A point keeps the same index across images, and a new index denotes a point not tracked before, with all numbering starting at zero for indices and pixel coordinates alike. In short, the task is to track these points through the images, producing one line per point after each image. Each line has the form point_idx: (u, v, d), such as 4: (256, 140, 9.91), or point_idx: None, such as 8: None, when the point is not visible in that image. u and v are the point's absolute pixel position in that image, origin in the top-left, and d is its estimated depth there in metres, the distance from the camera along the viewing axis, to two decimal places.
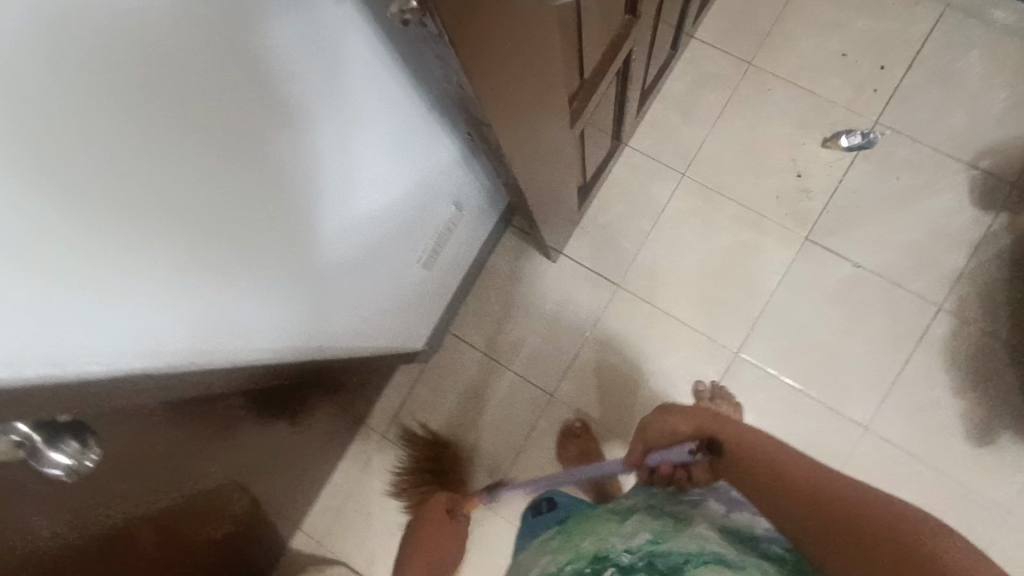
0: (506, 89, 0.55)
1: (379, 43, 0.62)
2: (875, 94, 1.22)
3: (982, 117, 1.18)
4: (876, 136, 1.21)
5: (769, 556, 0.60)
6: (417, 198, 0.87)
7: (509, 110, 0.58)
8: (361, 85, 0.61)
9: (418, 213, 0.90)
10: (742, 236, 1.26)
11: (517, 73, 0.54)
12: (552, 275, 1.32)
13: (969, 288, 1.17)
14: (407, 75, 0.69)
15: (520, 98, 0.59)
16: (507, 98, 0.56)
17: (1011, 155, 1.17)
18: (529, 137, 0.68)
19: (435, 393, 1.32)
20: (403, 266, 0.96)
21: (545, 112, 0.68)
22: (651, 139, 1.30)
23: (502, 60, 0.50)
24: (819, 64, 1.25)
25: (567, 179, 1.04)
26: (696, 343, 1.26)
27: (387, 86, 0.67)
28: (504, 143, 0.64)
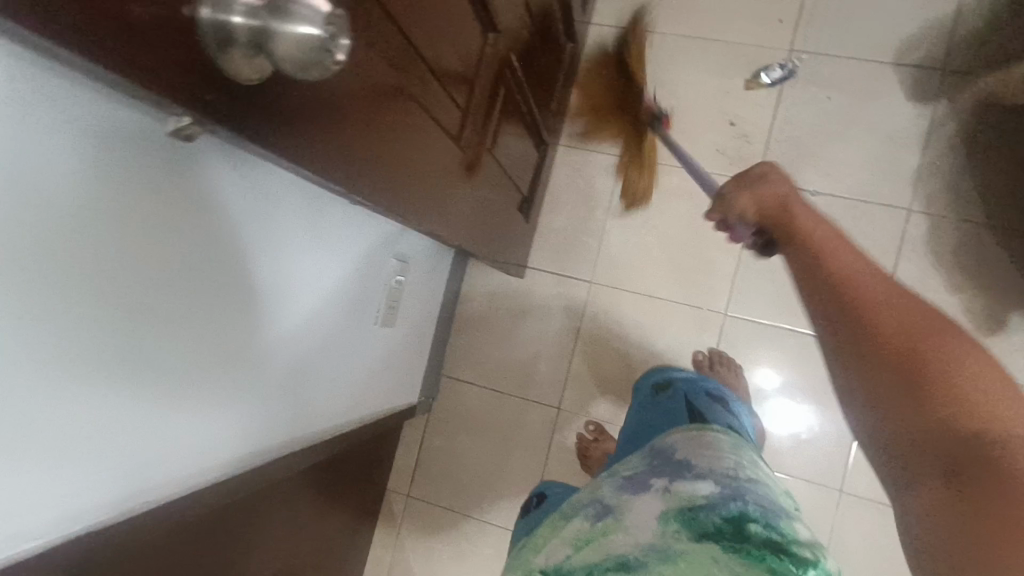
0: (374, 161, 0.54)
1: (245, 176, 0.64)
2: (782, 25, 1.21)
3: (894, 13, 1.16)
4: (795, 64, 1.19)
5: (706, 529, 0.60)
6: (347, 281, 0.90)
7: (389, 176, 0.58)
8: (268, 205, 0.69)
9: (354, 292, 0.93)
10: (696, 199, 1.24)
11: (378, 142, 0.53)
12: (524, 291, 1.31)
13: (935, 184, 1.12)
14: (287, 188, 0.72)
15: (397, 161, 0.58)
16: (381, 168, 0.55)
17: (935, 41, 1.14)
18: (427, 188, 0.68)
19: (445, 439, 1.32)
20: (367, 335, 0.99)
21: (432, 158, 0.66)
22: (581, 133, 1.30)
23: (354, 140, 0.49)
24: (720, 12, 1.24)
25: (501, 201, 1.04)
26: (683, 316, 1.24)
27: (268, 208, 0.69)
28: (399, 207, 0.64)
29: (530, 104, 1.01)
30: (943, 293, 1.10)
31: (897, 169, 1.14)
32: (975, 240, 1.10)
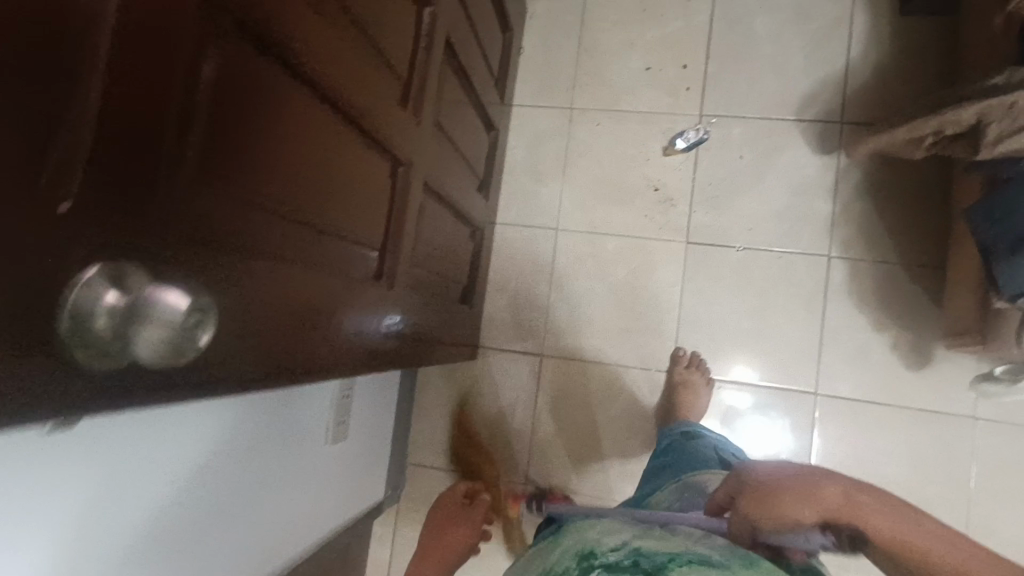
0: (279, 349, 0.54)
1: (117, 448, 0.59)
2: (689, 92, 1.28)
3: (790, 72, 1.24)
4: (705, 128, 1.26)
5: None
6: (282, 459, 0.86)
7: (300, 353, 0.58)
8: (216, 410, 0.71)
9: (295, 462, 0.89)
10: (632, 263, 1.28)
11: (280, 334, 0.54)
12: (479, 370, 1.32)
13: (850, 228, 1.19)
14: (176, 428, 0.66)
15: (306, 334, 0.59)
16: (289, 351, 0.56)
17: (830, 95, 1.21)
18: (351, 338, 0.68)
19: (418, 529, 1.30)
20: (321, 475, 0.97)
21: (351, 307, 0.67)
22: (515, 210, 1.34)
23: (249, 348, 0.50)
24: (631, 84, 1.30)
25: (442, 296, 1.05)
26: (635, 378, 1.27)
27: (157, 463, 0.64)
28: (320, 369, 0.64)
29: (454, 203, 1.03)
30: (870, 329, 1.18)
31: (814, 218, 1.21)
32: (893, 280, 1.17)
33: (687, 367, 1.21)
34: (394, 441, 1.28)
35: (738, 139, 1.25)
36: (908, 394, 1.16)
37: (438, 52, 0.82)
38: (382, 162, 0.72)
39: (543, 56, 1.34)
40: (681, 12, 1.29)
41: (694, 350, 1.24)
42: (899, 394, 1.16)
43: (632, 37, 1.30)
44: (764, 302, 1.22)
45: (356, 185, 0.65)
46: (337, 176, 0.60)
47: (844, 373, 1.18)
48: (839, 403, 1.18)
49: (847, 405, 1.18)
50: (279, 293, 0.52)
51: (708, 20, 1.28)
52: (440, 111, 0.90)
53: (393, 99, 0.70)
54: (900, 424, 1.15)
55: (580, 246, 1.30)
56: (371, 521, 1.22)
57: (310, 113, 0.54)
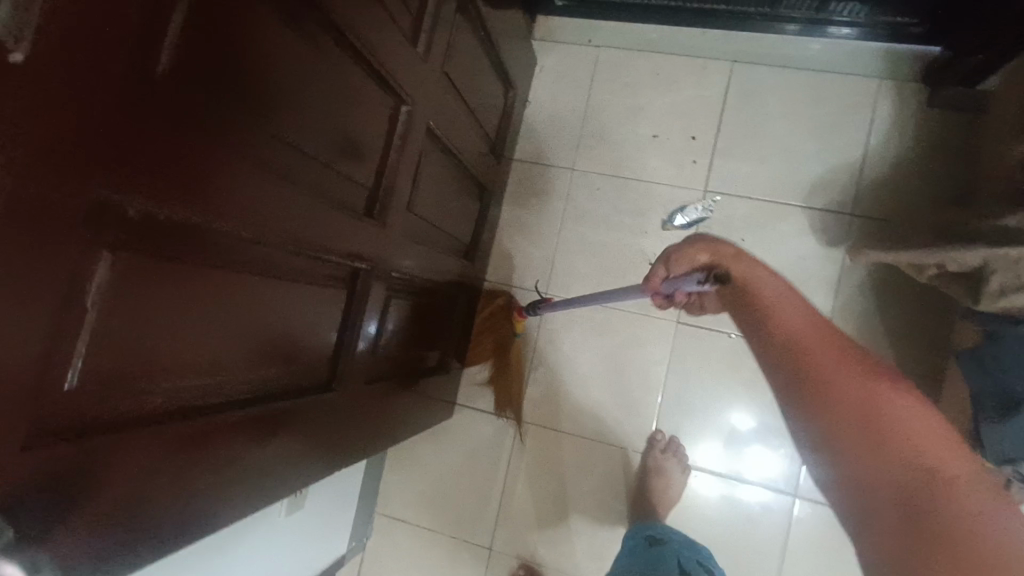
0: (204, 512, 0.50)
1: None
2: (695, 165, 1.23)
3: (802, 156, 1.18)
4: (709, 207, 1.21)
5: None
6: None
7: (235, 501, 0.54)
8: None
9: None
10: (619, 336, 1.25)
11: (205, 494, 0.50)
12: (455, 427, 1.31)
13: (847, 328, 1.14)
14: None
15: (241, 483, 0.55)
16: (217, 507, 0.52)
17: (842, 186, 1.15)
18: (299, 458, 0.65)
19: None
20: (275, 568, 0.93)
21: (296, 434, 0.64)
22: (505, 269, 1.30)
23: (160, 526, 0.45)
24: (636, 151, 1.26)
25: (412, 371, 1.02)
26: (610, 456, 1.24)
27: None
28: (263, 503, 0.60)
29: (434, 280, 1.00)
30: None
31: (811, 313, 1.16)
32: None
33: (663, 453, 1.18)
34: (363, 494, 1.27)
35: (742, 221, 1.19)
36: None
37: (415, 146, 0.80)
38: (338, 273, 0.69)
39: (549, 113, 1.30)
40: (695, 81, 1.24)
41: (673, 435, 1.21)
42: None
43: (642, 103, 1.26)
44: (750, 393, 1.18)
45: (298, 310, 0.63)
46: (275, 310, 0.58)
47: None
48: (816, 506, 1.15)
49: (824, 509, 1.15)
50: (212, 457, 0.50)
51: (722, 92, 1.23)
52: (418, 197, 0.88)
53: (354, 213, 0.67)
54: None
55: (567, 313, 1.27)
56: (330, 573, 1.22)
57: (243, 264, 0.52)
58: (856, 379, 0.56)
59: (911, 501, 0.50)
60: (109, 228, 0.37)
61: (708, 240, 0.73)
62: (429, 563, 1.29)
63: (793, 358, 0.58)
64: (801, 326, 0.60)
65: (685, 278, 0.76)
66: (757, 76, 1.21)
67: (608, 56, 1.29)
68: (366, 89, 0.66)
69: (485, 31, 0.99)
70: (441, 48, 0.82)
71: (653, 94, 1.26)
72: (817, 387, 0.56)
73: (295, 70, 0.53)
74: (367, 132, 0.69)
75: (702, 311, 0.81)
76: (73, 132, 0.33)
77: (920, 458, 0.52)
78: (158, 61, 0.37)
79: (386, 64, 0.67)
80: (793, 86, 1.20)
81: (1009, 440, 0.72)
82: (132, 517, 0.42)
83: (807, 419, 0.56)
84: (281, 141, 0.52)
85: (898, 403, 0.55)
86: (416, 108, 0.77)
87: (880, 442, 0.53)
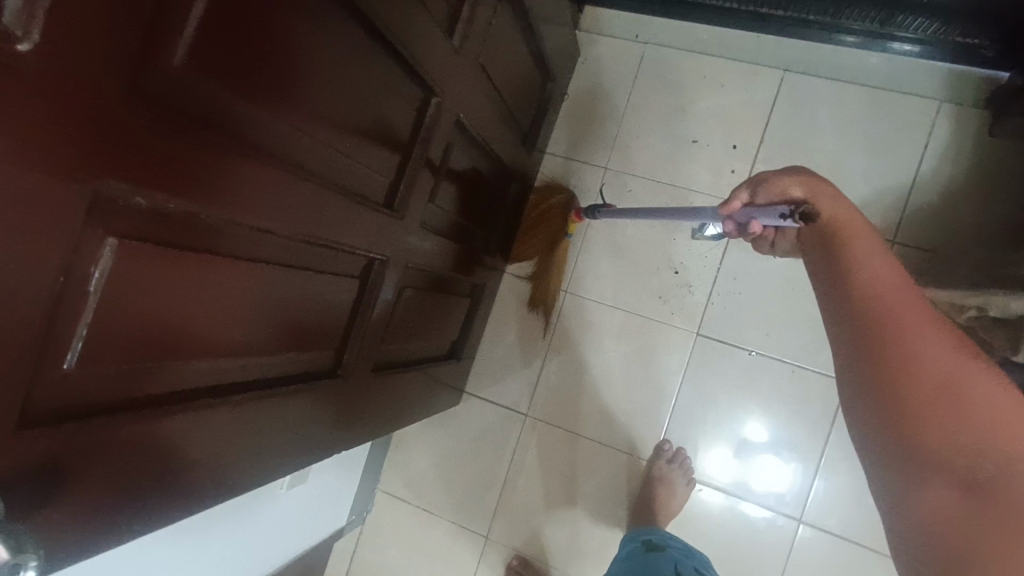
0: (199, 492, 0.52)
1: None
2: (733, 175, 1.19)
3: (847, 175, 1.12)
4: None
5: None
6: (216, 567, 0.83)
7: (232, 480, 0.56)
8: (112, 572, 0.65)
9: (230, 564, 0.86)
10: (635, 342, 1.23)
11: (202, 475, 0.51)
12: (463, 414, 1.32)
13: None
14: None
15: (240, 464, 0.56)
16: (213, 486, 0.53)
17: (886, 210, 1.10)
18: (300, 441, 0.67)
19: (377, 554, 1.34)
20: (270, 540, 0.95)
21: (299, 418, 0.65)
22: (527, 262, 1.29)
23: (154, 504, 0.47)
24: (673, 154, 1.22)
25: (422, 357, 1.03)
26: (614, 461, 1.23)
27: None
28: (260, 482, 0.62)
29: (451, 272, 0.99)
30: None
31: None
32: None
33: (668, 463, 1.16)
34: (366, 471, 1.29)
35: None
36: None
37: (440, 138, 0.79)
38: (354, 261, 0.69)
39: (587, 108, 1.27)
40: (741, 87, 1.19)
41: (680, 446, 1.19)
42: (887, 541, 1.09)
43: (685, 105, 1.22)
44: (764, 414, 1.15)
45: (305, 298, 0.63)
46: (280, 300, 0.58)
47: (833, 507, 1.11)
48: (820, 536, 1.11)
49: (829, 540, 1.11)
50: (212, 439, 0.51)
51: (769, 101, 1.18)
52: (440, 190, 0.87)
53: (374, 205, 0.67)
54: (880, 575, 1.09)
55: (585, 313, 1.26)
56: (329, 542, 1.25)
57: (252, 253, 0.52)
58: (938, 361, 0.49)
59: (968, 481, 0.45)
60: (115, 217, 0.38)
61: (808, 177, 0.65)
62: (425, 543, 1.32)
63: (867, 324, 0.51)
64: (881, 277, 0.53)
65: (769, 211, 0.67)
66: (808, 88, 1.16)
67: (654, 53, 1.25)
68: (392, 80, 0.65)
69: (526, 22, 0.96)
70: (476, 39, 0.80)
71: (697, 97, 1.22)
72: (902, 366, 0.49)
73: (317, 62, 0.52)
74: (390, 123, 0.68)
75: (772, 251, 0.75)
76: (85, 122, 0.33)
77: (970, 434, 0.47)
78: (175, 52, 0.37)
79: (416, 55, 0.66)
80: (847, 100, 1.14)
81: None
82: (128, 493, 0.44)
83: (869, 391, 0.50)
84: (300, 133, 0.52)
85: (978, 371, 0.49)
86: (445, 101, 0.76)
87: (953, 421, 0.47)
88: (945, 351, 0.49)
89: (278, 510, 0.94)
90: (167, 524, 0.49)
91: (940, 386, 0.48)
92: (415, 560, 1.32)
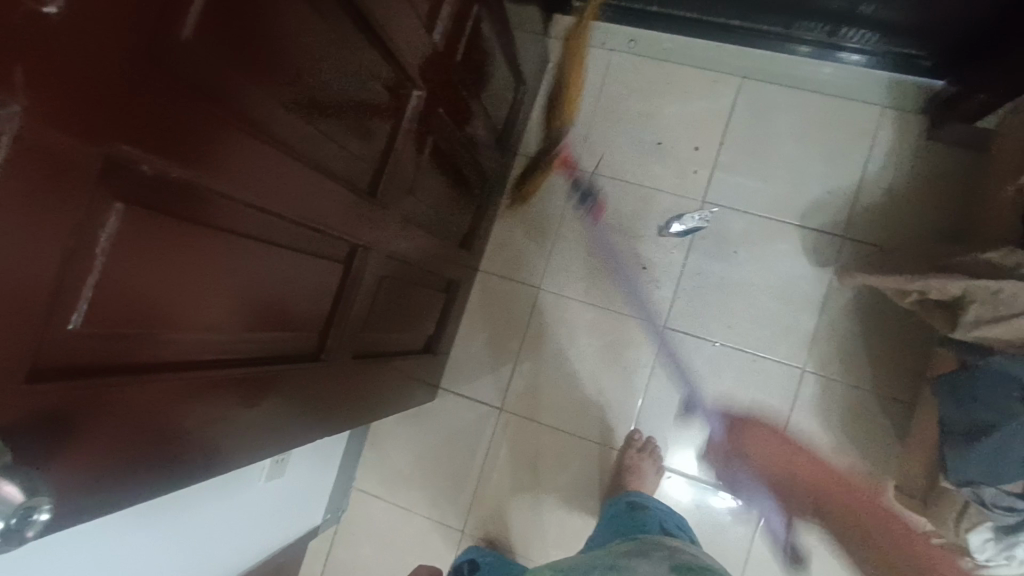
0: (197, 458, 0.53)
1: None
2: (696, 175, 1.25)
3: (800, 176, 1.20)
4: (705, 218, 1.23)
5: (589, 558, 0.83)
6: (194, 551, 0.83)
7: (228, 449, 0.58)
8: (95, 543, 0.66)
9: (208, 550, 0.85)
10: (606, 336, 1.27)
11: (199, 442, 0.53)
12: (438, 410, 1.33)
13: (828, 347, 1.17)
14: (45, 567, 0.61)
15: (234, 434, 0.58)
16: (210, 455, 0.55)
17: (836, 208, 1.18)
18: (291, 413, 0.69)
19: (352, 552, 1.33)
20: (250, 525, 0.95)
21: (289, 392, 0.67)
22: (501, 260, 1.33)
23: (155, 467, 0.48)
24: (640, 156, 1.28)
25: (401, 346, 1.05)
26: (587, 452, 1.26)
27: None
28: (253, 454, 0.63)
29: (429, 264, 1.02)
30: (828, 453, 1.16)
31: (795, 329, 1.18)
32: (860, 410, 1.15)
33: (639, 452, 1.20)
34: (342, 467, 1.29)
35: (736, 234, 1.22)
36: (853, 524, 1.15)
37: (421, 131, 0.82)
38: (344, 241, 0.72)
39: None
40: (703, 93, 1.26)
41: (650, 436, 1.23)
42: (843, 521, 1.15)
43: (650, 109, 1.28)
44: (728, 402, 1.20)
45: (291, 278, 0.65)
46: (268, 278, 0.60)
47: (793, 489, 1.17)
48: (782, 518, 1.17)
49: (790, 522, 1.17)
50: (206, 406, 0.52)
51: (728, 105, 1.25)
52: (419, 182, 0.89)
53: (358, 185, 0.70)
54: (838, 553, 1.14)
55: (557, 309, 1.29)
56: (303, 540, 1.24)
57: (243, 229, 0.53)
58: None
59: None
60: (123, 181, 0.39)
61: None
62: (398, 541, 1.32)
63: None
64: None
65: None
66: (765, 94, 1.24)
67: (622, 60, 1.31)
68: (377, 70, 0.68)
69: (501, 25, 1.01)
70: (455, 37, 0.84)
71: (662, 102, 1.28)
72: None
73: (309, 46, 0.55)
74: (374, 113, 0.71)
75: None
76: (95, 86, 0.34)
77: None
78: (183, 26, 0.39)
79: (399, 48, 0.69)
80: (800, 106, 1.22)
81: (970, 466, 0.74)
82: (128, 455, 0.45)
83: None
84: (290, 115, 0.54)
85: None
86: (425, 94, 0.79)
87: None
88: None
89: (258, 496, 0.95)
90: (160, 493, 0.50)
91: None
92: (389, 558, 1.32)
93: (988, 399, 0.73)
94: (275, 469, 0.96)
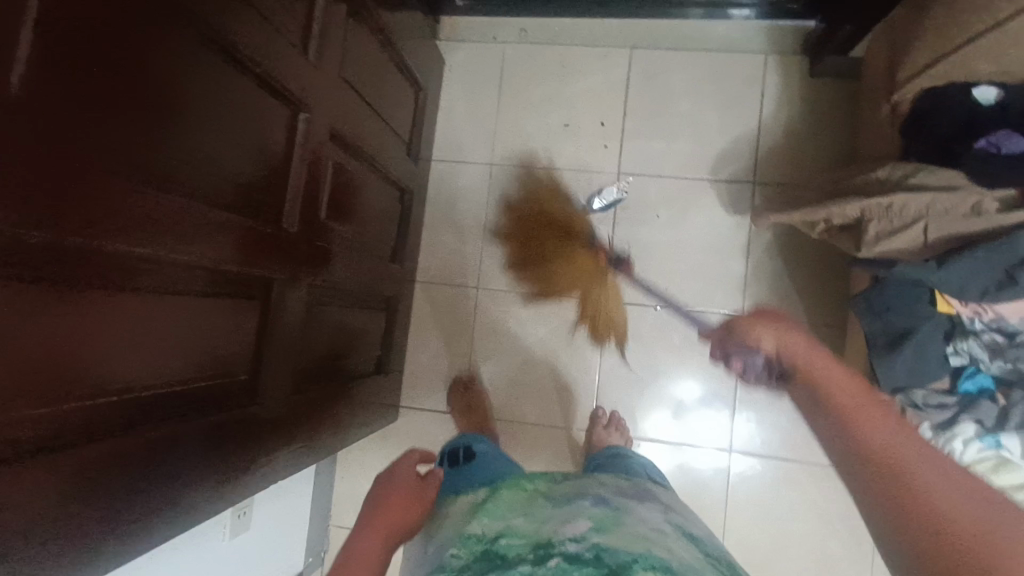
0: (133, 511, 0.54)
1: None
2: (607, 148, 1.28)
3: (704, 132, 1.24)
4: (622, 192, 1.24)
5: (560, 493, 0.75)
6: None
7: (169, 498, 0.58)
8: None
9: None
10: (553, 321, 1.28)
11: (131, 494, 0.53)
12: (403, 429, 1.31)
13: (761, 289, 1.21)
14: None
15: (174, 481, 0.58)
16: (148, 507, 0.55)
17: (742, 156, 1.22)
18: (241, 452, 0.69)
19: None
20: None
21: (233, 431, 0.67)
22: (437, 267, 1.32)
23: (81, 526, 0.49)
24: (552, 140, 1.30)
25: (348, 371, 1.03)
26: (557, 438, 1.27)
27: None
28: (206, 499, 0.63)
29: (361, 283, 1.01)
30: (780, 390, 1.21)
31: (728, 277, 1.22)
32: None
33: (606, 427, 1.21)
34: (316, 507, 1.26)
35: (656, 198, 1.25)
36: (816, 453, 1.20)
37: (321, 154, 0.81)
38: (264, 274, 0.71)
39: (463, 111, 1.33)
40: (598, 68, 1.29)
41: (614, 409, 1.25)
42: (809, 450, 1.20)
43: (552, 93, 1.31)
44: (681, 360, 1.24)
45: (212, 319, 0.65)
46: (183, 327, 0.60)
47: (755, 431, 1.21)
48: (750, 460, 1.21)
49: (759, 462, 1.21)
50: (128, 459, 0.53)
51: (624, 76, 1.28)
52: (330, 204, 0.88)
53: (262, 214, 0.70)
54: (807, 482, 1.19)
55: (501, 304, 1.30)
56: None
57: (144, 285, 0.54)
58: (932, 466, 0.52)
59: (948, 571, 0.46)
60: None
61: (771, 321, 0.71)
62: None
63: (841, 420, 0.58)
64: (812, 355, 0.65)
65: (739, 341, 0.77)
66: (657, 59, 1.27)
67: (516, 51, 1.33)
68: (260, 98, 0.68)
69: (385, 35, 1.00)
70: (337, 56, 0.83)
71: (562, 84, 1.31)
72: (891, 467, 0.52)
73: (176, 93, 0.55)
74: (266, 144, 0.70)
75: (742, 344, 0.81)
76: None
77: (962, 520, 0.48)
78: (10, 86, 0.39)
79: (277, 77, 0.68)
80: (691, 66, 1.26)
81: (896, 369, 0.79)
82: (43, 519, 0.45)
83: (853, 471, 0.55)
84: (165, 162, 0.54)
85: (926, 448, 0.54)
86: (315, 115, 0.78)
87: (895, 491, 0.51)
88: (883, 429, 0.56)
89: (223, 551, 0.91)
90: (98, 551, 0.51)
91: (917, 480, 0.51)
92: None
93: (900, 306, 0.78)
94: (236, 519, 0.93)
